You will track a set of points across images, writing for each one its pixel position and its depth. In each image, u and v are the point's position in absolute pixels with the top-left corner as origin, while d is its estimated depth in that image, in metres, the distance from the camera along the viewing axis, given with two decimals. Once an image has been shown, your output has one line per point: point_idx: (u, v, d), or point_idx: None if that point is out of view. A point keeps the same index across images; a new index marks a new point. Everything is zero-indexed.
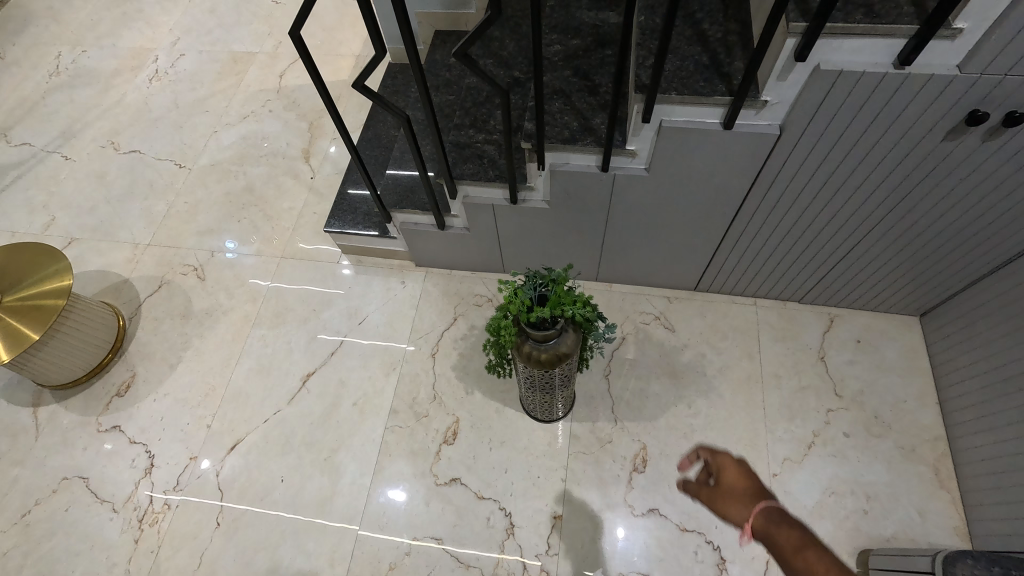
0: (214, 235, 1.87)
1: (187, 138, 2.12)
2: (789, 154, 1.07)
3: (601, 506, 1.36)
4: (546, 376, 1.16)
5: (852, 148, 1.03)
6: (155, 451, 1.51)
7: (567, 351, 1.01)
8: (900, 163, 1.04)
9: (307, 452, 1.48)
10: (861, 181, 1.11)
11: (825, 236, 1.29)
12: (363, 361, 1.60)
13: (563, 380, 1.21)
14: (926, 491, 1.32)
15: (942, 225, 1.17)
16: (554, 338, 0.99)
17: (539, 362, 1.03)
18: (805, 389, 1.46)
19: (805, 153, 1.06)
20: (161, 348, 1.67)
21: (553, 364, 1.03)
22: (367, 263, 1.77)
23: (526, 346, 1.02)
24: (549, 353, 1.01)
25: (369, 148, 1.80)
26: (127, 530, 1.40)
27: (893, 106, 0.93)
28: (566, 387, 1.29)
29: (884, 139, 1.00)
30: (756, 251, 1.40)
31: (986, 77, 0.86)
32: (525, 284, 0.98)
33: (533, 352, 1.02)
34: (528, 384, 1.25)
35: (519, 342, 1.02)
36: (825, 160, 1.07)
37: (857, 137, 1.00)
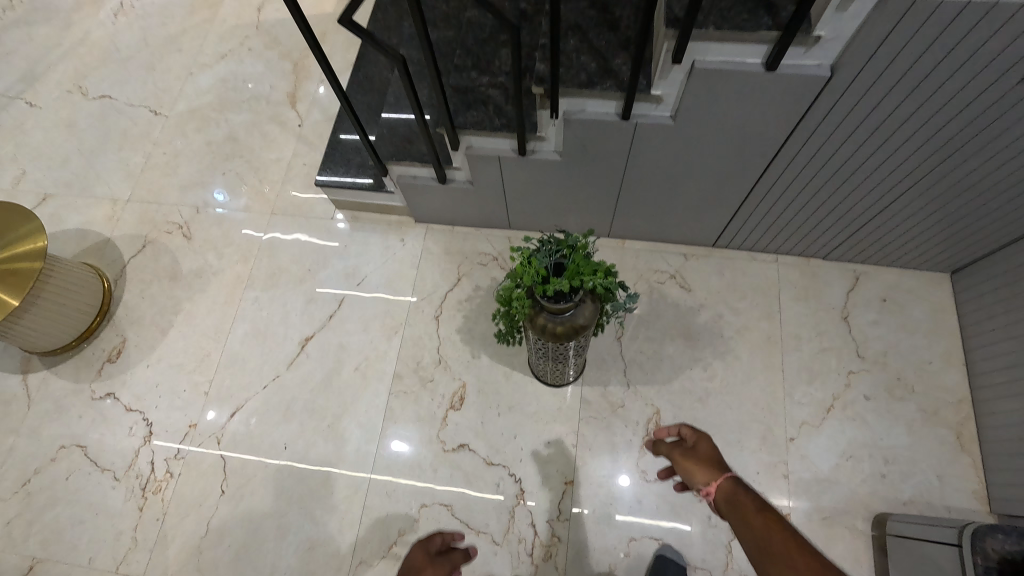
0: (197, 190, 1.75)
1: (161, 82, 1.94)
2: (838, 97, 0.95)
3: (613, 471, 1.33)
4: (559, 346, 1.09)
5: (911, 93, 0.91)
6: (153, 419, 1.46)
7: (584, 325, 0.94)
8: (963, 109, 0.92)
9: (310, 419, 1.44)
10: (915, 129, 0.99)
11: (862, 191, 1.18)
12: (363, 324, 1.53)
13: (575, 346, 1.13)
14: (946, 454, 1.29)
15: (994, 179, 1.06)
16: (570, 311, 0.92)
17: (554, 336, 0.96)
18: (826, 351, 1.40)
19: (856, 97, 0.94)
20: (151, 312, 1.59)
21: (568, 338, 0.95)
22: (363, 219, 1.66)
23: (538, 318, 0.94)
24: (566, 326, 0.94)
25: (360, 92, 1.64)
26: (130, 499, 1.38)
27: (970, 41, 0.80)
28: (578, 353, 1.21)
29: (951, 80, 0.87)
30: (785, 206, 1.29)
31: None
32: (540, 252, 0.90)
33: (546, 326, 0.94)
34: (538, 348, 1.18)
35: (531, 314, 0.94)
36: (878, 106, 0.95)
37: (918, 80, 0.88)
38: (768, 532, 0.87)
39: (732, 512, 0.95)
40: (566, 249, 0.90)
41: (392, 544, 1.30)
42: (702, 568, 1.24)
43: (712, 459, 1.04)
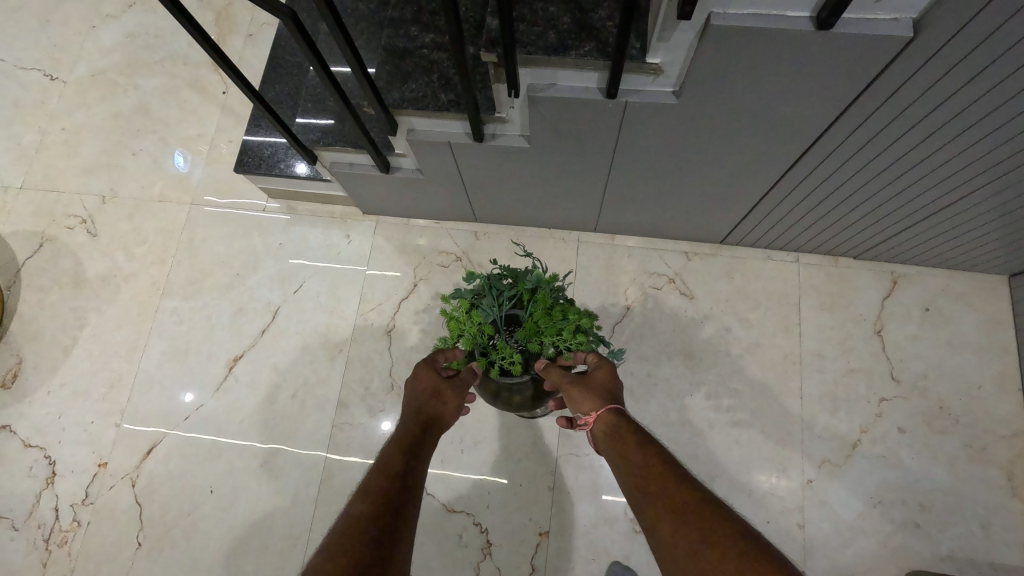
0: (103, 175, 1.45)
1: (56, 37, 1.60)
2: (905, 79, 0.69)
3: (596, 520, 1.13)
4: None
5: (1011, 75, 0.64)
6: (56, 456, 1.24)
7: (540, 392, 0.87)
8: None
9: (240, 457, 1.21)
10: (1008, 118, 0.71)
11: (909, 195, 0.93)
12: (302, 340, 1.28)
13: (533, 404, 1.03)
14: (993, 500, 1.08)
15: None
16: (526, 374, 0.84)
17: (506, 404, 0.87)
18: (853, 373, 1.17)
19: (929, 80, 0.67)
20: (52, 327, 1.34)
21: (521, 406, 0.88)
22: (301, 210, 1.38)
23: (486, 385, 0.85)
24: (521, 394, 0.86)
25: (284, 52, 1.31)
26: (32, 552, 1.18)
27: None
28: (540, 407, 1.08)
29: None
30: (810, 208, 1.04)
31: None
32: (485, 304, 0.80)
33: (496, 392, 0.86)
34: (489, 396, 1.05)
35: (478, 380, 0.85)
36: (958, 94, 0.69)
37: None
38: (653, 472, 0.64)
39: (616, 452, 0.69)
40: (515, 299, 0.84)
41: None
42: None
43: (603, 389, 0.75)
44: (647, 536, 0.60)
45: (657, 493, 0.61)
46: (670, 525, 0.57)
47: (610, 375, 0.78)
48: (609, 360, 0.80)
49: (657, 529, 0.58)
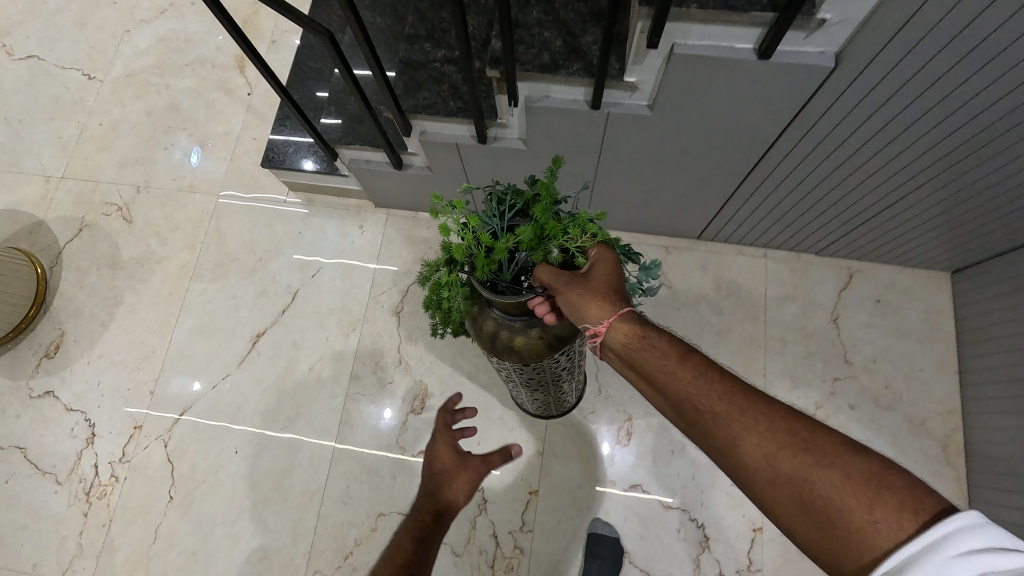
0: (138, 166, 1.59)
1: (93, 39, 1.73)
2: (831, 102, 0.84)
3: (581, 481, 1.27)
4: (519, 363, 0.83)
5: (919, 96, 0.78)
6: (95, 419, 1.37)
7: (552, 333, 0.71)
8: (985, 111, 0.78)
9: (262, 422, 1.35)
10: (924, 130, 0.85)
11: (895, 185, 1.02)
12: (318, 319, 1.42)
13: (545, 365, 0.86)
14: (930, 467, 1.22)
15: (1002, 187, 0.94)
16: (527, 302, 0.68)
17: (507, 349, 0.72)
18: (812, 355, 1.31)
19: (853, 100, 0.82)
20: (90, 304, 1.47)
21: (528, 353, 0.73)
22: (320, 203, 1.52)
23: (485, 317, 0.71)
24: (526, 336, 0.71)
25: (310, 58, 1.46)
26: (74, 503, 1.32)
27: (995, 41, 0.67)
28: (555, 369, 0.93)
29: (970, 81, 0.73)
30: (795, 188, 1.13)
31: None
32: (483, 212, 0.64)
33: (494, 330, 0.71)
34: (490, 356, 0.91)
35: (476, 314, 0.71)
36: (878, 111, 0.83)
37: (926, 84, 0.76)
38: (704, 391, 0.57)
39: (656, 380, 0.60)
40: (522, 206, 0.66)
41: (347, 554, 1.25)
42: None
43: (603, 287, 0.62)
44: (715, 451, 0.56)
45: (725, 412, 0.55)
46: (757, 446, 0.53)
47: (610, 269, 0.64)
48: (607, 250, 0.65)
49: (728, 451, 0.55)
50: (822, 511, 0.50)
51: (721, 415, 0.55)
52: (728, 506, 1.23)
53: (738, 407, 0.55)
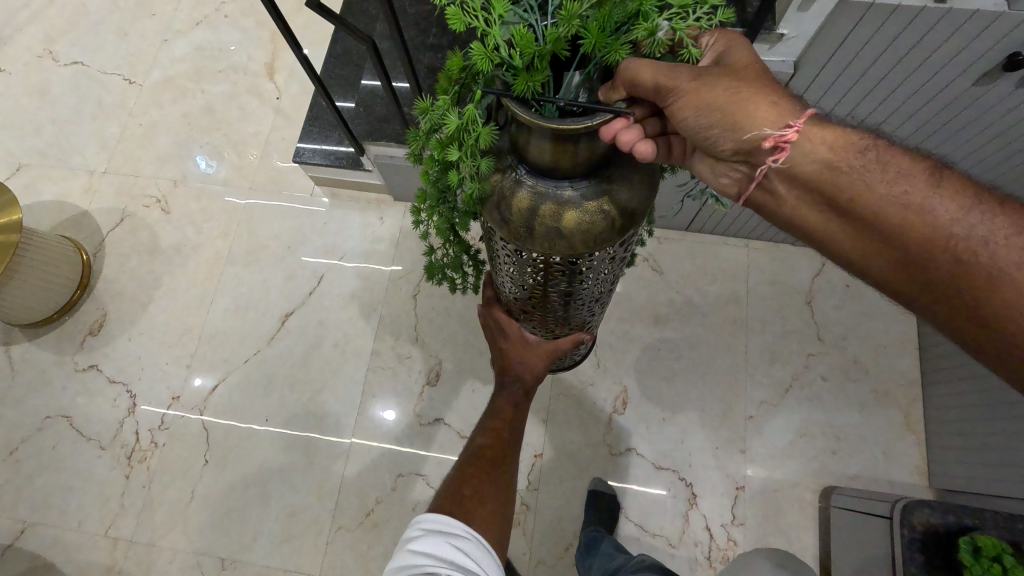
0: (175, 162, 1.74)
1: (134, 47, 1.89)
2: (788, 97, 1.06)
3: (581, 445, 1.40)
4: (552, 268, 0.81)
5: (850, 91, 1.01)
6: (136, 391, 1.50)
7: (612, 209, 0.69)
8: (901, 103, 1.00)
9: (291, 393, 1.48)
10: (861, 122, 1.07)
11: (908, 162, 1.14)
12: (342, 301, 1.56)
13: (576, 277, 0.84)
14: (894, 432, 1.37)
15: None
16: (600, 149, 0.64)
17: (554, 233, 0.69)
18: (789, 333, 1.46)
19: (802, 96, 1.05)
20: (131, 286, 1.60)
21: (582, 237, 0.69)
22: (343, 196, 1.67)
23: (520, 193, 0.68)
24: (580, 211, 0.68)
25: (336, 66, 1.60)
26: (117, 467, 1.43)
27: (905, 39, 0.88)
28: (581, 292, 0.91)
29: (887, 77, 0.96)
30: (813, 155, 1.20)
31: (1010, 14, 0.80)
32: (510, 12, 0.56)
33: (539, 205, 0.68)
34: (509, 275, 0.89)
35: (505, 191, 0.69)
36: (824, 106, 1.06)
37: (854, 80, 0.99)
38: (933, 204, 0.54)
39: (868, 206, 0.55)
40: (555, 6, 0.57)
41: (369, 511, 1.38)
42: (661, 535, 1.32)
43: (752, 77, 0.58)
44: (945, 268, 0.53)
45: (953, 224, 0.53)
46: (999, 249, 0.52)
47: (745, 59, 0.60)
48: (738, 35, 0.62)
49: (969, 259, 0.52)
50: None
51: (958, 229, 0.53)
52: (713, 467, 1.37)
53: (970, 211, 0.53)
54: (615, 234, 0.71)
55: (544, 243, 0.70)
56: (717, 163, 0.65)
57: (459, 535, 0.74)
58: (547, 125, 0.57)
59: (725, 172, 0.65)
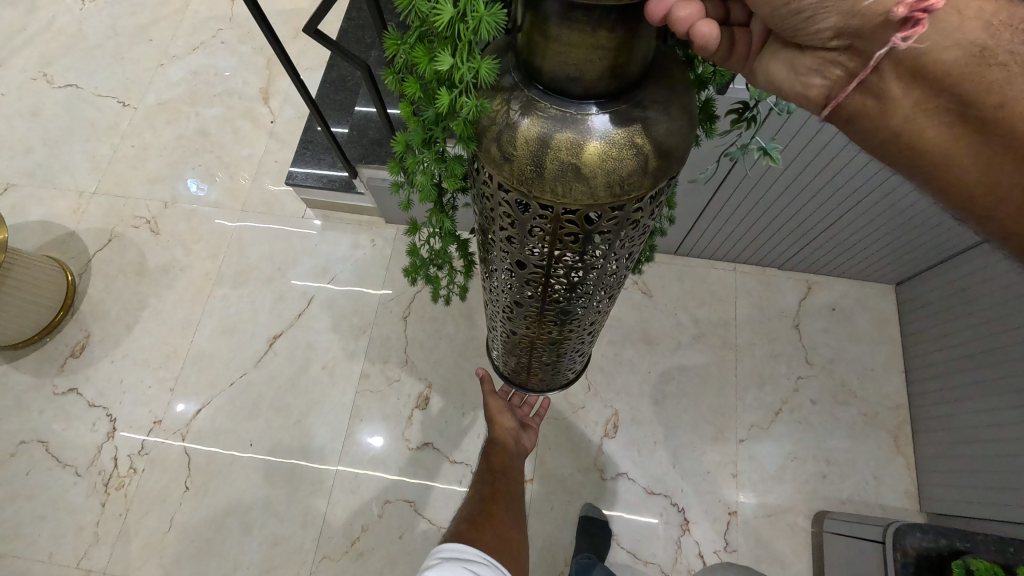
0: (166, 183, 1.74)
1: (129, 71, 1.91)
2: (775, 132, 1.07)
3: (572, 469, 1.38)
4: (557, 246, 0.61)
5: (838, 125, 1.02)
6: (117, 414, 1.46)
7: (649, 144, 0.49)
8: None
9: (277, 417, 1.45)
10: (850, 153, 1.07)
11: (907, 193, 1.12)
12: (331, 323, 1.55)
13: (587, 262, 0.64)
14: (883, 455, 1.37)
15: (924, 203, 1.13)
16: (632, 61, 0.47)
17: (569, 175, 0.49)
18: (777, 356, 1.47)
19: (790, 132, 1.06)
20: (116, 307, 1.58)
21: (608, 181, 0.49)
22: (335, 219, 1.67)
23: (523, 116, 0.49)
24: (606, 142, 0.48)
25: (331, 91, 1.63)
26: (93, 494, 1.39)
27: None
28: (591, 282, 0.71)
29: None
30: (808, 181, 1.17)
31: None
32: None
33: (551, 134, 0.48)
34: (501, 256, 0.69)
35: (502, 115, 0.50)
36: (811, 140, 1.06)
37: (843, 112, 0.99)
38: None
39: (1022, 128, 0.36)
40: None
41: (354, 539, 1.34)
42: (653, 564, 1.30)
43: None
44: None
45: None
46: None
47: None
48: None
49: None
50: None
51: None
52: (705, 492, 1.35)
53: None
54: (649, 184, 0.51)
55: (554, 190, 0.50)
56: (802, 54, 0.40)
57: (474, 560, 0.83)
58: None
59: (814, 70, 0.40)
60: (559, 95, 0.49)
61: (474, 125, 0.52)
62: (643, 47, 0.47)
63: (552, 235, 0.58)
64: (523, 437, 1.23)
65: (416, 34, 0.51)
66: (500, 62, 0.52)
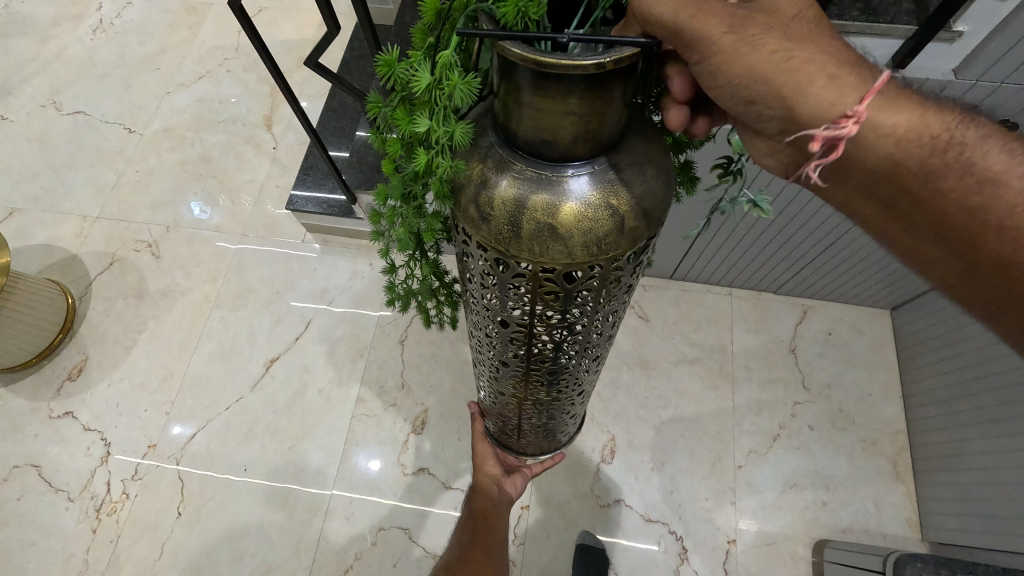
0: (168, 208, 1.76)
1: (136, 99, 1.95)
2: None
3: (569, 496, 1.37)
4: (537, 304, 0.61)
5: None
6: (111, 438, 1.46)
7: (625, 204, 0.50)
8: None
9: (272, 441, 1.45)
10: None
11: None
12: (328, 347, 1.55)
13: (568, 321, 0.65)
14: (883, 482, 1.36)
15: None
16: (612, 115, 0.48)
17: (547, 234, 0.50)
18: (774, 381, 1.47)
19: None
20: (115, 330, 1.59)
21: (583, 241, 0.50)
22: (334, 243, 1.69)
23: (500, 179, 0.50)
24: (582, 203, 0.49)
25: (333, 119, 1.67)
26: (84, 520, 1.37)
27: None
28: (574, 340, 0.72)
29: None
30: (801, 207, 1.19)
31: (982, 84, 0.80)
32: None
33: (527, 197, 0.50)
34: (484, 313, 0.70)
35: (481, 176, 0.51)
36: None
37: None
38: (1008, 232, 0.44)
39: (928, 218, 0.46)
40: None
41: (347, 567, 1.32)
42: None
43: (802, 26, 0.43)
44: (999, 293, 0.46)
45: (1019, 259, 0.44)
46: None
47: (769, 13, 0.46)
48: None
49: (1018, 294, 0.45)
50: None
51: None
52: (704, 519, 1.34)
53: None
54: (624, 243, 0.53)
55: (532, 249, 0.51)
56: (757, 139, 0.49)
57: None
58: (532, 57, 0.42)
59: (767, 153, 0.49)
60: (534, 157, 0.51)
61: (453, 184, 0.53)
62: (618, 102, 0.47)
63: (532, 293, 0.59)
64: (507, 486, 1.19)
65: (396, 98, 0.52)
66: (479, 122, 0.53)
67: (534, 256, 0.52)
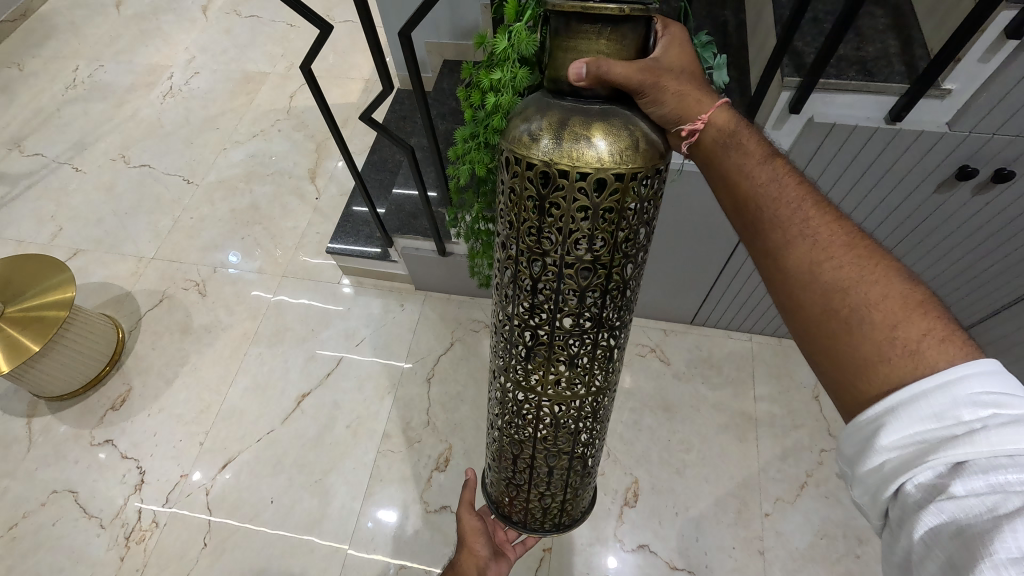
0: (217, 251, 1.90)
1: (196, 154, 2.15)
2: None
3: (591, 539, 1.35)
4: (565, 236, 0.56)
5: (850, 189, 1.06)
6: (147, 467, 1.51)
7: (639, 131, 0.52)
8: (901, 203, 1.06)
9: (299, 474, 1.48)
10: (866, 214, 1.11)
11: (927, 250, 1.16)
12: (358, 383, 1.61)
13: (589, 278, 0.60)
14: None
15: (944, 259, 1.18)
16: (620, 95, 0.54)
17: (579, 141, 0.51)
18: (799, 428, 1.46)
19: None
20: (159, 363, 1.68)
21: (612, 151, 0.51)
22: (367, 285, 1.79)
23: (542, 101, 0.54)
24: (609, 128, 0.51)
25: (374, 171, 1.82)
26: (113, 547, 1.40)
27: (888, 154, 0.96)
28: (603, 309, 0.64)
29: (888, 177, 1.01)
30: None
31: (975, 135, 0.89)
32: None
33: (566, 114, 0.52)
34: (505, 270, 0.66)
35: (524, 107, 0.55)
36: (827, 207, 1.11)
37: (855, 180, 1.03)
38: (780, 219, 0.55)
39: (738, 191, 0.57)
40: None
41: None
42: None
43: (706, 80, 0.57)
44: (773, 273, 0.57)
45: (785, 244, 0.55)
46: (819, 286, 0.53)
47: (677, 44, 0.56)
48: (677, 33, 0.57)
49: (786, 274, 0.55)
50: (835, 357, 0.52)
51: (791, 245, 0.54)
52: (732, 569, 1.30)
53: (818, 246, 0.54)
54: (647, 166, 0.52)
55: (563, 154, 0.51)
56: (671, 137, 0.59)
57: None
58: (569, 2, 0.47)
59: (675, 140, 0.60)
60: (572, 96, 0.53)
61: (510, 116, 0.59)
62: (637, 44, 0.52)
63: (561, 222, 0.55)
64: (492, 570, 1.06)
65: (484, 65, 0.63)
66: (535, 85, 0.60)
67: (567, 164, 0.51)
